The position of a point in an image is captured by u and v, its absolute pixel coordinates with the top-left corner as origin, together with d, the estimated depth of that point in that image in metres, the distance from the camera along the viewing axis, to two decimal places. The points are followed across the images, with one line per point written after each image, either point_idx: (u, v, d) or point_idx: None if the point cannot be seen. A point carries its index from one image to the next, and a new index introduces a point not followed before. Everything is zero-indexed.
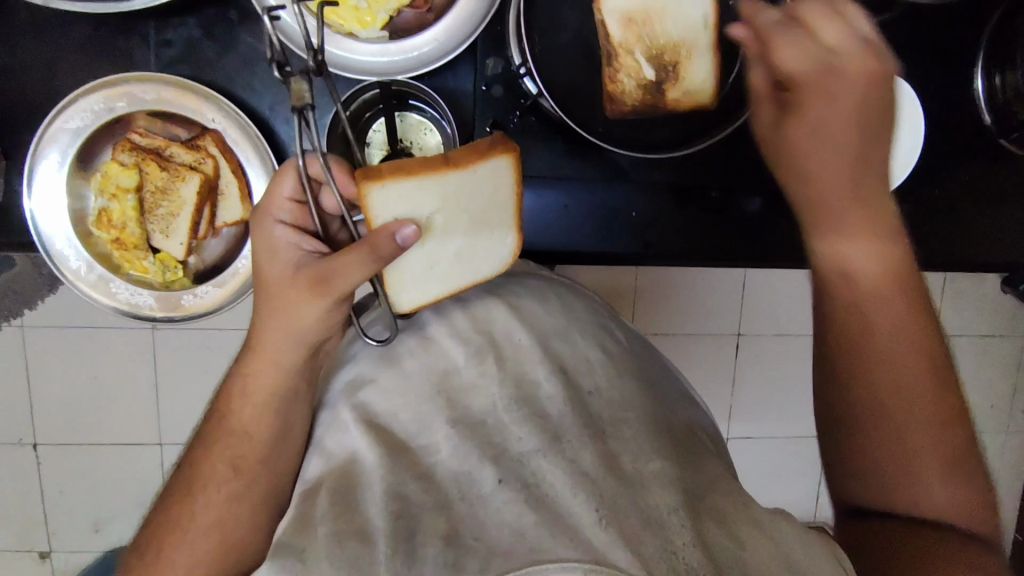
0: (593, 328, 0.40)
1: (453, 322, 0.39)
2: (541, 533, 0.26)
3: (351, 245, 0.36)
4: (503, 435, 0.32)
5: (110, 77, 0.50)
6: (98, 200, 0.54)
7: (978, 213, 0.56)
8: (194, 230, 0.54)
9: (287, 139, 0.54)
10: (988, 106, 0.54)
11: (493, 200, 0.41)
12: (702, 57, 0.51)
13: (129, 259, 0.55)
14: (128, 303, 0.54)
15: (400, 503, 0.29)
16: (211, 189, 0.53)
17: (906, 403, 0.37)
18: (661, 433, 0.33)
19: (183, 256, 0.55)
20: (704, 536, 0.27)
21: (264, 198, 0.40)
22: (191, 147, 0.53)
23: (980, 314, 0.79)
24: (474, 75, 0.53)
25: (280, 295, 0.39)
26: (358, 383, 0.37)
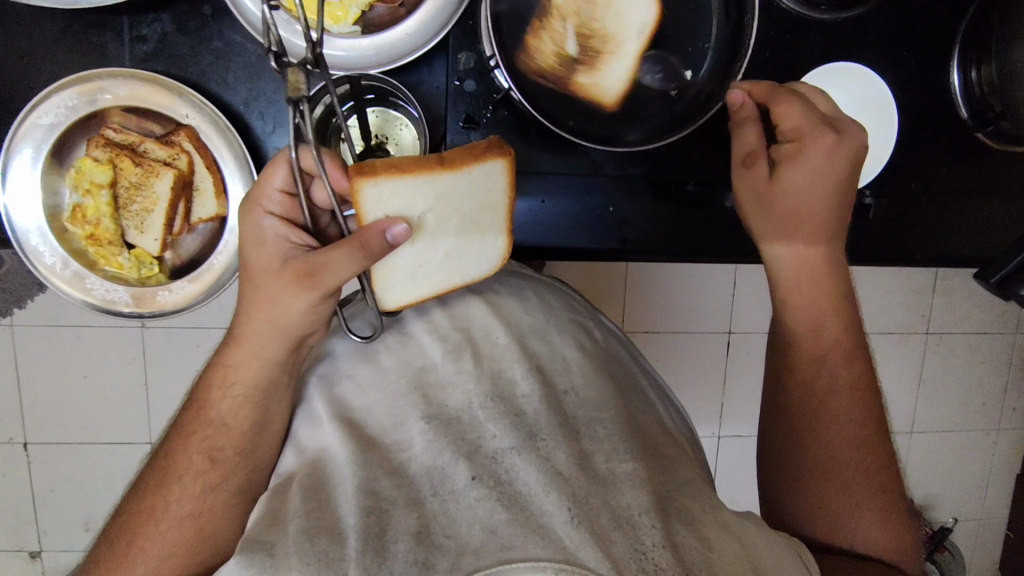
0: (570, 325, 0.40)
1: (431, 319, 0.39)
2: (512, 530, 0.26)
3: (342, 240, 0.36)
4: (476, 431, 0.31)
5: (83, 72, 0.50)
6: (72, 195, 0.53)
7: (959, 209, 0.57)
8: (169, 225, 0.54)
9: (262, 134, 0.54)
10: (965, 99, 0.55)
11: (484, 203, 0.41)
12: (625, 60, 0.52)
13: (104, 255, 0.54)
14: (102, 299, 0.54)
15: (372, 498, 0.28)
16: (185, 184, 0.53)
17: (827, 395, 0.45)
18: (635, 433, 0.33)
19: (158, 252, 0.55)
20: (673, 537, 0.27)
21: (254, 186, 0.39)
22: (165, 142, 0.53)
23: (969, 312, 0.80)
24: (446, 70, 0.52)
25: (267, 289, 0.38)
26: (334, 380, 0.37)
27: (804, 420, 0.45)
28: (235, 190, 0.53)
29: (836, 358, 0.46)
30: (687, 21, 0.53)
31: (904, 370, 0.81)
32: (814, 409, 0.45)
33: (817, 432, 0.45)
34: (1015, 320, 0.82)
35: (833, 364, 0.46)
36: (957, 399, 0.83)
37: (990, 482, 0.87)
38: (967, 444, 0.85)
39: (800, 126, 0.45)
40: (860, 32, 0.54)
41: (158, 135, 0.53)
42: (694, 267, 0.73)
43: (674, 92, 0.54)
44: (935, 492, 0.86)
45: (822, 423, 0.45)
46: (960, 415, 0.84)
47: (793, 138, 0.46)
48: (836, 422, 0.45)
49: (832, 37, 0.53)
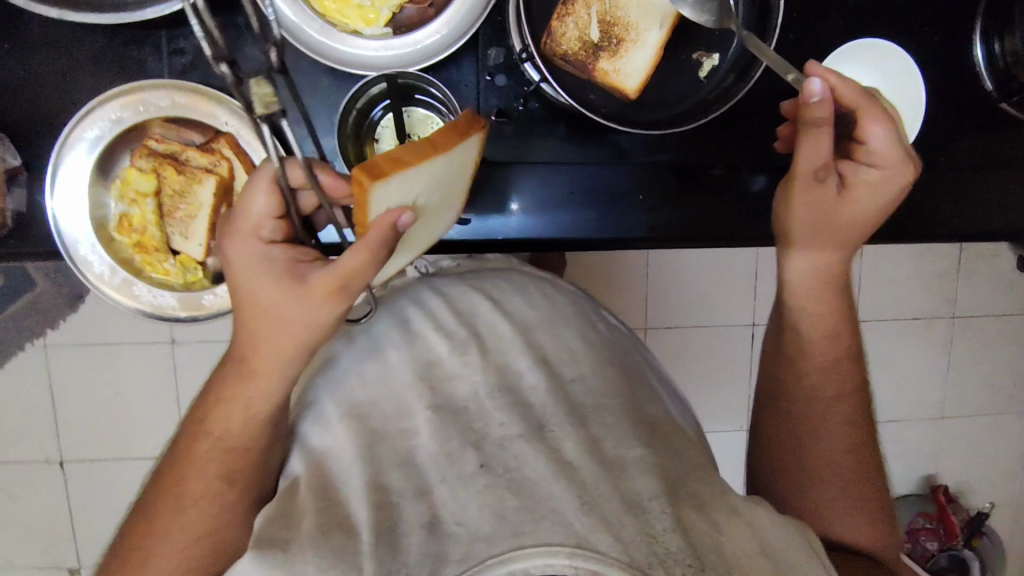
0: (576, 321, 0.41)
1: (432, 311, 0.40)
2: (522, 516, 0.26)
3: (359, 241, 0.34)
4: (484, 420, 0.32)
5: (125, 85, 0.52)
6: (118, 205, 0.56)
7: (984, 181, 0.55)
8: (212, 231, 0.56)
9: None
10: (988, 71, 0.53)
11: (454, 173, 0.43)
12: (648, 45, 0.51)
13: (150, 261, 0.57)
14: (150, 304, 0.56)
15: (381, 494, 0.30)
16: (227, 190, 0.56)
17: (826, 401, 0.46)
18: (640, 422, 0.34)
19: (202, 257, 0.57)
20: (685, 524, 0.28)
21: (235, 218, 0.37)
22: (206, 151, 0.55)
23: (990, 293, 0.82)
24: (476, 67, 0.53)
25: (280, 311, 0.36)
26: (338, 381, 0.38)
27: (802, 420, 0.46)
28: None
29: (840, 365, 0.47)
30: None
31: (926, 356, 0.83)
32: (812, 411, 0.46)
33: (815, 432, 0.46)
34: None
35: (840, 377, 0.47)
36: (980, 380, 0.85)
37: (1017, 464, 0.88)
38: (991, 426, 0.87)
39: (886, 149, 0.39)
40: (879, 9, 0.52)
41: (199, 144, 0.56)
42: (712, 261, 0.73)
43: (701, 76, 0.54)
44: (963, 478, 0.87)
45: (823, 427, 0.46)
46: (986, 396, 0.86)
47: (872, 161, 0.40)
48: (830, 422, 0.46)
49: (852, 12, 0.52)
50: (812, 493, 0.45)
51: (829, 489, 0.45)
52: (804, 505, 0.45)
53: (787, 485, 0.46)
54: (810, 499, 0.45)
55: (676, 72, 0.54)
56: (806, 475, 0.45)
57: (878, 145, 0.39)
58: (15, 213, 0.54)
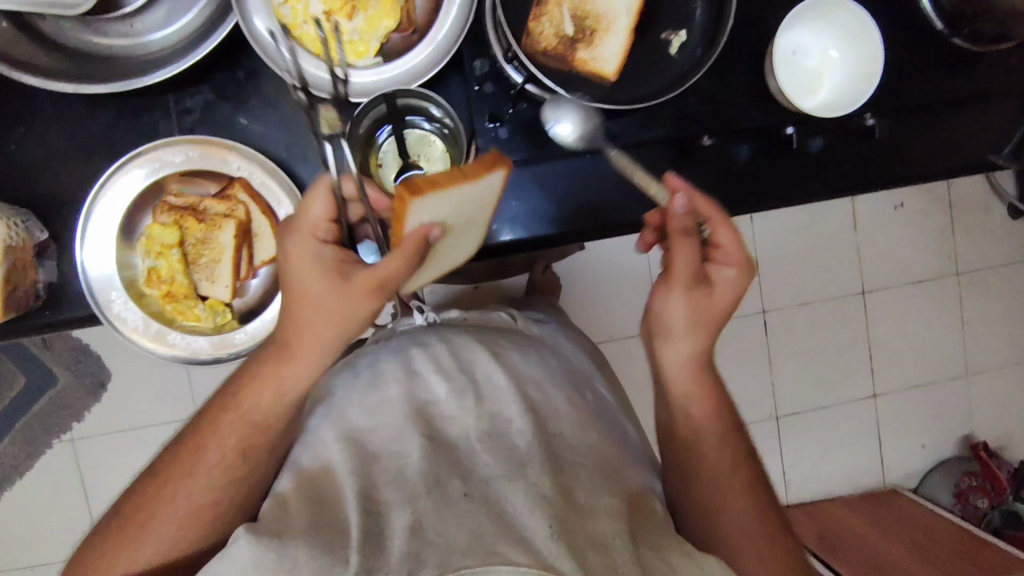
0: (566, 383, 0.41)
1: (429, 346, 0.41)
2: (496, 536, 0.29)
3: (395, 251, 0.39)
4: (471, 458, 0.33)
5: (141, 146, 0.54)
6: (144, 261, 0.58)
7: (949, 113, 0.57)
8: (236, 271, 0.60)
9: (306, 175, 0.58)
10: (937, 12, 0.56)
11: (486, 202, 0.45)
12: (619, 32, 0.52)
13: (181, 310, 0.59)
14: (186, 349, 0.59)
15: (371, 500, 0.32)
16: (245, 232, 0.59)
17: (724, 475, 0.45)
18: (614, 479, 0.35)
19: (229, 297, 0.60)
20: (643, 557, 0.31)
21: (294, 215, 0.40)
22: (223, 198, 0.58)
23: (983, 242, 0.94)
24: (464, 82, 0.54)
25: (327, 306, 0.39)
26: (341, 411, 0.38)
27: (705, 502, 0.44)
28: None
29: (726, 441, 0.47)
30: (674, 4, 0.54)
31: (927, 311, 0.94)
32: (710, 493, 0.45)
33: (720, 513, 0.44)
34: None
35: (731, 449, 0.47)
36: (977, 326, 0.96)
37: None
38: (993, 372, 0.97)
39: (734, 252, 0.44)
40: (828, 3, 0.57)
41: (214, 192, 0.58)
42: None
43: (672, 52, 0.54)
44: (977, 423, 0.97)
45: (727, 502, 0.45)
46: (983, 344, 0.96)
47: (726, 263, 0.44)
48: (731, 498, 0.45)
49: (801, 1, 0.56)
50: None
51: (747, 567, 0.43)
52: None
53: None
54: None
55: (652, 54, 0.54)
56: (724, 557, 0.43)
57: (727, 245, 0.43)
58: (47, 285, 0.55)
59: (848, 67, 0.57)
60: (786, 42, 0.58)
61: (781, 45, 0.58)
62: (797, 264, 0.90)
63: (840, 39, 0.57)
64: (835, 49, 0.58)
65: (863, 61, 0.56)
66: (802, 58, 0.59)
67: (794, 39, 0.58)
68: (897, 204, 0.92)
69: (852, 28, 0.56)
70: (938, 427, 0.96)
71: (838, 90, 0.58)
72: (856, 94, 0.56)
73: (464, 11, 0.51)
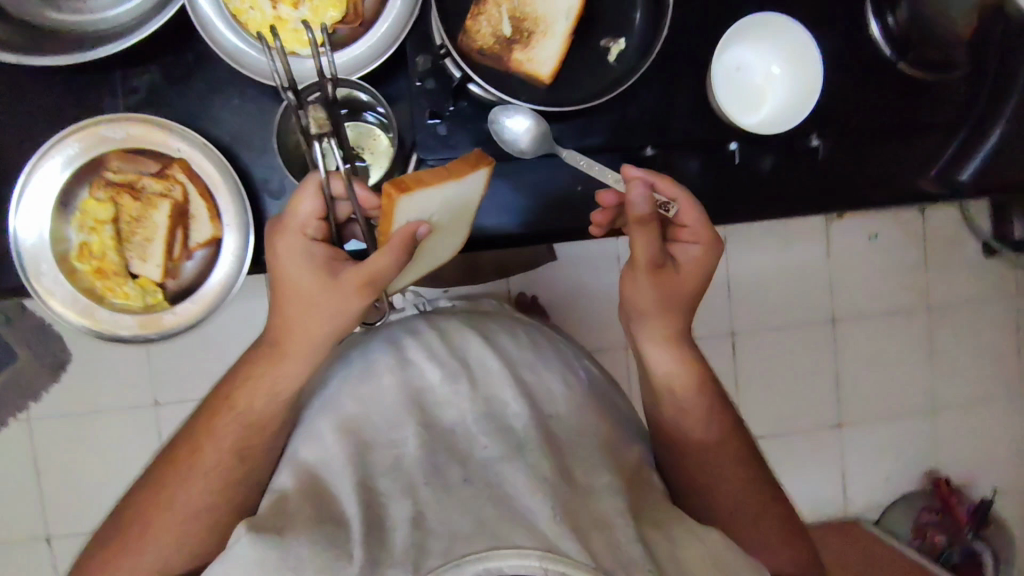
0: (558, 364, 0.48)
1: (420, 335, 0.47)
2: (498, 522, 0.32)
3: (382, 249, 0.42)
4: (470, 444, 0.38)
5: (83, 120, 0.52)
6: (77, 236, 0.56)
7: (887, 138, 0.63)
8: (169, 252, 0.56)
9: (250, 163, 0.56)
10: (887, 41, 0.62)
11: (467, 203, 0.50)
12: (556, 36, 0.57)
13: (110, 287, 0.56)
14: (111, 329, 0.55)
15: (369, 492, 0.37)
16: (183, 212, 0.55)
17: (703, 429, 0.51)
18: (608, 454, 0.41)
19: (161, 278, 0.56)
20: (646, 538, 0.33)
21: (285, 214, 0.44)
22: (162, 175, 0.55)
23: (970, 273, 0.94)
24: (408, 76, 0.56)
25: (320, 300, 0.44)
26: (334, 403, 0.43)
27: (682, 448, 0.50)
28: (230, 223, 0.55)
29: (702, 393, 0.51)
30: (612, 10, 0.60)
31: (908, 343, 0.95)
32: (688, 438, 0.50)
33: (699, 458, 0.50)
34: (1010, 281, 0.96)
35: (706, 398, 0.51)
36: (962, 364, 0.96)
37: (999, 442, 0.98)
38: (961, 400, 0.97)
39: (702, 230, 0.49)
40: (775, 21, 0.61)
41: (154, 172, 0.56)
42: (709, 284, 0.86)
43: (610, 59, 0.60)
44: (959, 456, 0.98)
45: (704, 448, 0.50)
46: (969, 381, 0.97)
47: (695, 240, 0.49)
48: (710, 444, 0.50)
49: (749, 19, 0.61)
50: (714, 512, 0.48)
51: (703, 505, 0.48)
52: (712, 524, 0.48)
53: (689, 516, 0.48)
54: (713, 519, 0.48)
55: (589, 58, 0.60)
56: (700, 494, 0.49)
57: (699, 222, 0.49)
58: None
59: (782, 81, 0.63)
60: (733, 54, 0.63)
61: (728, 55, 0.62)
62: (777, 283, 0.90)
63: (779, 54, 0.63)
64: (776, 64, 0.63)
65: (806, 75, 0.61)
66: (745, 72, 0.63)
67: (739, 53, 0.63)
68: (872, 235, 0.91)
69: (788, 43, 0.62)
70: (908, 455, 0.97)
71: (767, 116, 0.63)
72: (780, 124, 0.62)
73: (407, 7, 0.54)
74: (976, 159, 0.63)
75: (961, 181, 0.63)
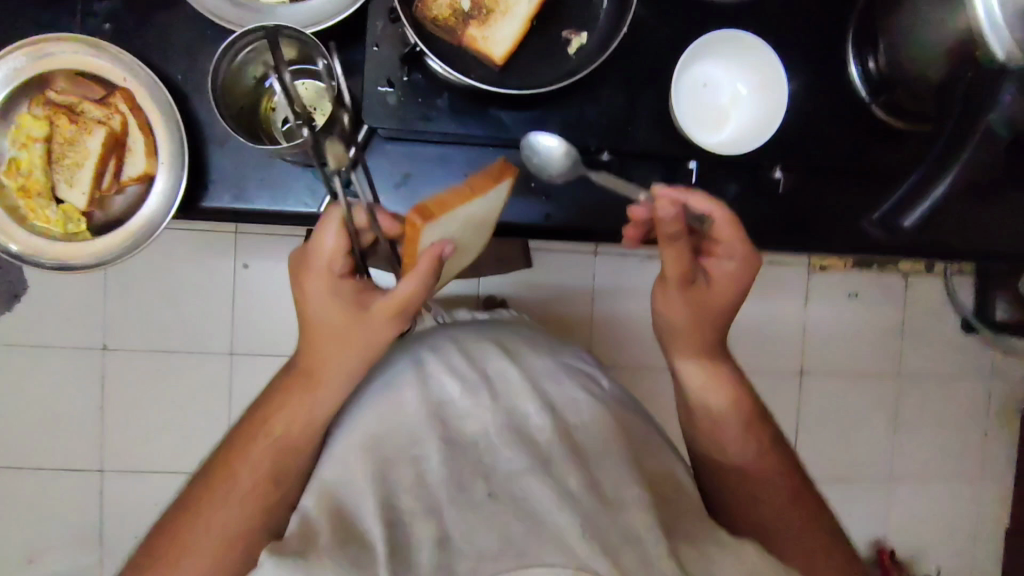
0: (581, 380, 0.89)
1: (450, 361, 0.85)
2: (535, 549, 0.55)
3: (409, 278, 0.75)
4: (499, 457, 0.69)
5: (33, 38, 0.86)
6: (12, 150, 0.90)
7: (848, 187, 0.97)
8: (96, 179, 0.90)
9: (275, 164, 0.93)
10: (867, 83, 0.94)
11: (471, 217, 0.82)
12: (513, 21, 0.83)
13: (35, 205, 0.91)
14: (22, 242, 0.90)
15: (407, 510, 0.63)
16: (113, 145, 0.89)
17: (812, 522, 0.88)
18: (628, 454, 0.75)
19: (84, 201, 0.91)
20: (679, 554, 0.60)
21: (320, 256, 0.79)
22: (103, 107, 0.89)
23: (878, 326, 1.69)
24: (369, 38, 0.86)
25: (357, 330, 0.79)
26: (378, 432, 0.77)
27: (739, 484, 0.90)
28: (170, 167, 0.89)
29: (779, 460, 0.93)
30: (575, 14, 0.88)
31: (874, 354, 1.69)
32: (742, 482, 0.91)
33: (758, 495, 0.89)
34: (950, 321, 1.71)
35: (769, 440, 0.94)
36: (874, 375, 1.70)
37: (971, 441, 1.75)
38: (916, 385, 1.72)
39: (742, 240, 0.85)
40: (719, 70, 0.95)
41: (94, 102, 0.90)
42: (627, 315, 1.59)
43: (572, 50, 0.87)
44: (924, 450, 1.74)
45: (775, 484, 0.90)
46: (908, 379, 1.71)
47: (731, 250, 0.86)
48: (801, 512, 0.89)
49: (702, 58, 0.92)
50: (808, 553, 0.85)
51: (822, 539, 0.86)
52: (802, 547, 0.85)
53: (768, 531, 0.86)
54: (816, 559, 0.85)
55: (549, 51, 0.87)
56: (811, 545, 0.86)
57: (740, 231, 0.85)
58: None
59: (746, 95, 0.94)
60: (708, 75, 0.95)
61: (705, 76, 0.94)
62: (748, 337, 1.63)
63: (751, 82, 0.94)
64: (743, 89, 0.95)
65: (768, 98, 0.92)
66: (710, 87, 0.95)
67: (711, 75, 0.95)
68: (852, 291, 1.67)
69: (764, 68, 0.92)
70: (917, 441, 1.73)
71: (730, 134, 0.95)
72: (742, 145, 0.92)
73: None
74: None
75: None
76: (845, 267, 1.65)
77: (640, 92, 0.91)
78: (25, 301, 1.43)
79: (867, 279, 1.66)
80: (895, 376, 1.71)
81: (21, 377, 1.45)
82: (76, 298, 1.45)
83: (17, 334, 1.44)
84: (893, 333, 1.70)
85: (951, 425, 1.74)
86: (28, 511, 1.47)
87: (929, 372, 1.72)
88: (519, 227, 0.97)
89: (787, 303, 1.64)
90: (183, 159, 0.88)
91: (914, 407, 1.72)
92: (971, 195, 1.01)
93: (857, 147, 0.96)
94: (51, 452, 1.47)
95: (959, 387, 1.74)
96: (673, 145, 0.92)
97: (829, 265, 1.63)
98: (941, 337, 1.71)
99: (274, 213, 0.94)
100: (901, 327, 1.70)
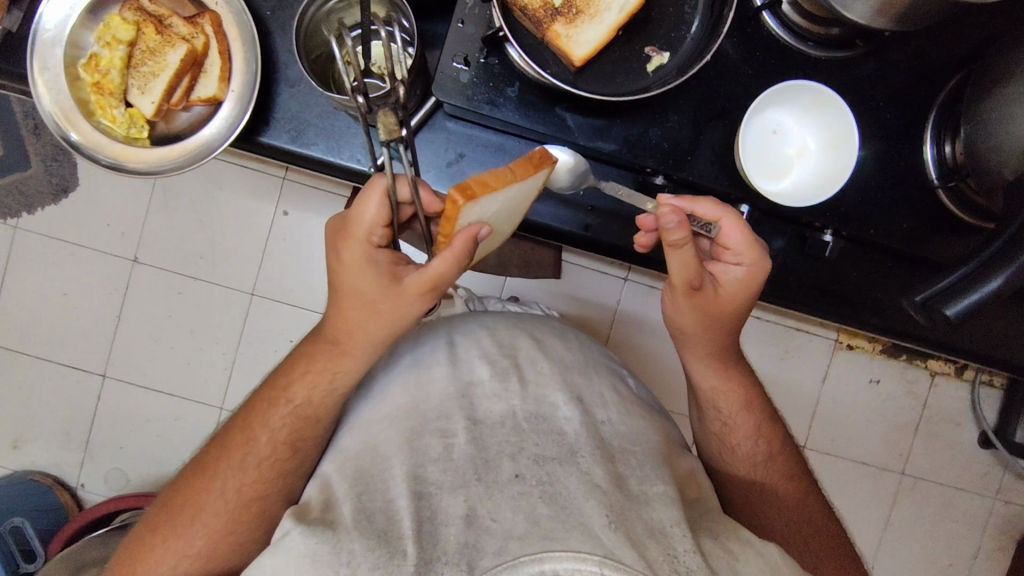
0: (613, 380, 0.90)
1: (487, 345, 0.86)
2: (555, 529, 0.59)
3: (445, 254, 0.77)
4: (519, 436, 0.70)
5: None
6: (97, 48, 0.93)
7: (887, 259, 0.98)
8: (168, 92, 0.92)
9: (342, 120, 0.94)
10: (936, 168, 0.92)
11: (510, 198, 0.84)
12: (602, 28, 0.84)
13: (105, 104, 0.93)
14: (87, 138, 0.93)
15: (426, 484, 0.66)
16: (193, 64, 0.92)
17: (811, 518, 0.93)
18: (655, 457, 0.76)
19: (151, 111, 0.93)
20: (702, 556, 0.62)
21: (354, 224, 0.79)
22: (189, 24, 0.92)
23: (896, 416, 1.65)
24: (455, 14, 0.87)
25: (384, 306, 0.80)
26: (406, 392, 0.79)
27: (743, 484, 0.94)
28: (234, 92, 0.91)
29: (781, 460, 0.96)
30: (662, 37, 0.89)
31: (889, 446, 1.66)
32: (746, 480, 0.94)
33: (762, 492, 0.93)
34: (963, 428, 1.66)
35: (769, 439, 0.97)
36: (887, 467, 1.66)
37: (980, 553, 1.68)
38: (929, 485, 1.67)
39: (750, 246, 0.86)
40: (793, 121, 0.94)
41: (182, 20, 0.93)
42: (649, 349, 1.56)
43: (650, 69, 0.88)
44: (929, 553, 1.67)
45: (773, 480, 0.94)
46: (921, 478, 1.66)
47: (740, 256, 0.87)
48: (800, 508, 0.93)
49: (774, 102, 0.92)
50: (810, 545, 0.90)
51: (820, 535, 0.92)
52: (804, 541, 0.90)
53: (774, 526, 0.91)
54: (817, 553, 0.90)
55: (628, 66, 0.88)
56: (812, 539, 0.91)
57: (748, 240, 0.85)
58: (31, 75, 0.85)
59: (813, 151, 0.94)
60: (782, 124, 0.94)
61: (778, 124, 0.94)
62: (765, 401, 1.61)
63: (821, 139, 0.93)
64: (813, 145, 0.94)
65: (837, 160, 0.91)
66: (780, 136, 0.94)
67: (785, 125, 0.94)
68: (875, 378, 1.63)
69: (837, 129, 0.91)
70: (922, 544, 1.67)
71: (789, 184, 0.94)
72: (800, 199, 0.92)
73: None
74: (970, 295, 0.74)
75: (948, 313, 0.75)
76: (872, 351, 1.62)
77: (710, 127, 0.91)
78: (72, 197, 1.48)
79: (892, 369, 1.63)
80: (899, 475, 1.66)
81: (57, 284, 1.50)
82: (121, 215, 1.49)
83: (55, 228, 1.48)
84: (907, 431, 1.65)
85: (947, 539, 1.68)
86: (27, 400, 1.50)
87: (936, 477, 1.66)
88: (567, 233, 0.98)
89: (806, 375, 1.62)
90: (254, 95, 0.89)
91: (910, 513, 1.67)
92: (1015, 305, 0.99)
93: (914, 229, 0.94)
94: (63, 354, 1.50)
95: (965, 501, 1.67)
96: (731, 187, 0.91)
97: (856, 345, 1.61)
98: (958, 445, 1.66)
99: (324, 163, 0.95)
100: (920, 423, 1.65)
